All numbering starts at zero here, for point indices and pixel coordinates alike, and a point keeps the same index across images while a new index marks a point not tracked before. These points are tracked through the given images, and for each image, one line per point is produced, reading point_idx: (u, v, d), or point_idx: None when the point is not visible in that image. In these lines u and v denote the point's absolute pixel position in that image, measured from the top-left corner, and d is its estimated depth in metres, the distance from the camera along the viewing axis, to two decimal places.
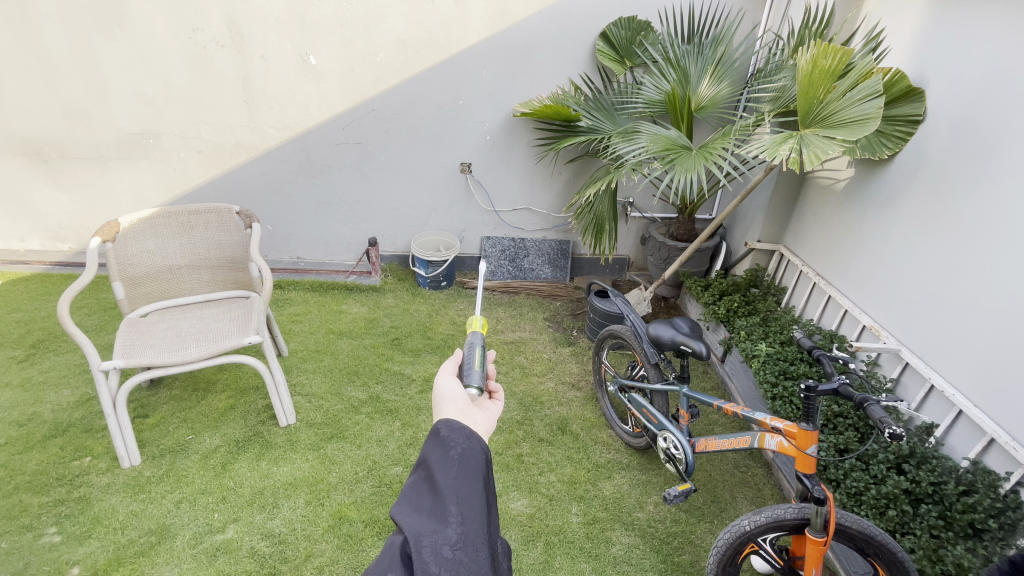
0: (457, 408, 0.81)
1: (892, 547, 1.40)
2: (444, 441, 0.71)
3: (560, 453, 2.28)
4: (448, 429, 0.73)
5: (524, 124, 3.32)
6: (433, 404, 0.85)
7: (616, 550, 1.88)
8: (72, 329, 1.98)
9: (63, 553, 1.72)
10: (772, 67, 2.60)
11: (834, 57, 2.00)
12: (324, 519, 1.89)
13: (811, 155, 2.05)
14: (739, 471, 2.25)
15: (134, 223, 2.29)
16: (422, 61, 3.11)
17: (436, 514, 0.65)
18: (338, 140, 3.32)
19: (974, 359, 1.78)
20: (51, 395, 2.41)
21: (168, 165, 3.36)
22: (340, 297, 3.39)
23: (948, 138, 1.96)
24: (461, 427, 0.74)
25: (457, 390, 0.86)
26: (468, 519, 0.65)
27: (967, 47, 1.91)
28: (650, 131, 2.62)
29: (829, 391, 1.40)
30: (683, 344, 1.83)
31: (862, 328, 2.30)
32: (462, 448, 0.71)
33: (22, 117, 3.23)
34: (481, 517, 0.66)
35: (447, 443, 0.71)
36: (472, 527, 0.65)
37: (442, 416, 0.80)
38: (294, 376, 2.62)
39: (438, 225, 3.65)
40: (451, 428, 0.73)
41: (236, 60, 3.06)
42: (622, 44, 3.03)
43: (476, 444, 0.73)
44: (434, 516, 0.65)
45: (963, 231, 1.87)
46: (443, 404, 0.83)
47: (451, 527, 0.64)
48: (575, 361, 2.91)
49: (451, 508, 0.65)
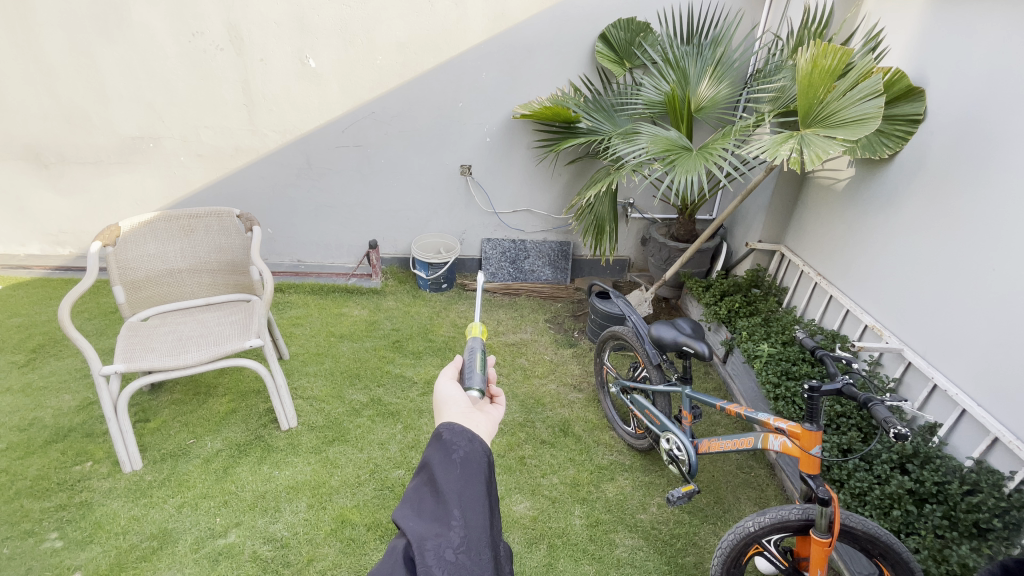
0: (459, 411, 0.81)
1: (897, 548, 1.39)
2: (446, 444, 0.71)
3: (563, 455, 2.28)
4: (450, 433, 0.72)
5: (524, 126, 3.32)
6: (434, 407, 0.84)
7: (619, 552, 1.87)
8: (74, 334, 1.97)
9: (64, 558, 1.71)
10: (771, 67, 2.60)
11: (834, 57, 2.01)
12: (327, 523, 1.89)
13: (811, 155, 2.05)
14: (742, 472, 2.25)
15: (135, 228, 2.29)
16: (422, 64, 3.11)
17: (438, 518, 0.65)
18: (338, 143, 3.32)
19: (978, 358, 1.77)
20: (52, 400, 2.40)
21: (168, 169, 3.37)
22: (341, 300, 3.39)
23: (949, 137, 1.95)
24: (463, 430, 0.73)
25: (458, 394, 0.86)
26: (472, 521, 0.65)
27: (967, 46, 1.91)
28: (650, 132, 2.62)
29: (833, 391, 1.39)
30: (685, 345, 1.82)
31: (864, 328, 2.30)
32: (464, 451, 0.71)
33: (22, 122, 3.23)
34: (484, 520, 0.66)
35: (449, 446, 0.71)
36: (476, 530, 0.65)
37: (443, 420, 0.80)
38: (296, 379, 2.62)
39: (439, 227, 3.65)
40: (453, 432, 0.73)
41: (236, 64, 3.07)
42: (622, 45, 3.04)
43: (478, 446, 0.72)
44: (436, 519, 0.65)
45: (965, 230, 1.86)
46: (444, 408, 0.83)
47: (454, 531, 0.64)
48: (577, 362, 2.90)
49: (454, 511, 0.65)
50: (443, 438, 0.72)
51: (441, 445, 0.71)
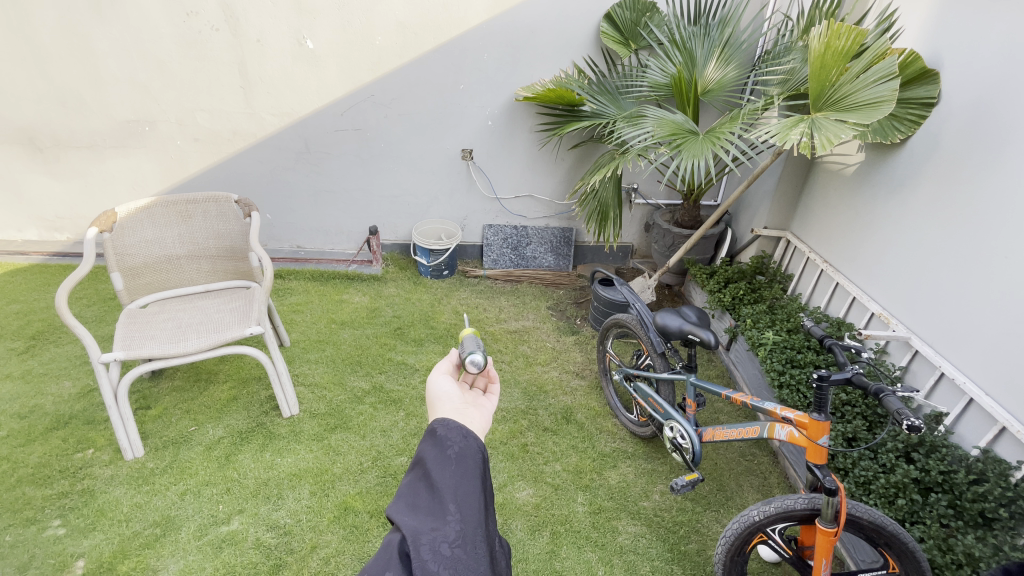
0: (453, 407, 0.79)
1: (903, 538, 1.39)
2: (441, 440, 0.70)
3: (565, 442, 2.27)
4: (444, 428, 0.71)
5: (526, 109, 3.26)
6: (427, 404, 0.82)
7: (622, 539, 1.87)
8: (72, 321, 1.94)
9: (67, 545, 1.71)
10: (780, 49, 2.54)
11: (848, 38, 1.97)
12: (330, 510, 1.89)
13: (823, 139, 2.00)
14: (745, 460, 2.24)
15: (131, 213, 2.25)
16: (422, 45, 3.04)
17: (433, 513, 0.63)
18: (337, 126, 3.26)
19: (986, 347, 1.75)
20: (52, 387, 2.39)
21: (165, 153, 3.31)
22: (342, 287, 3.36)
23: (963, 121, 1.90)
24: (457, 426, 0.72)
25: (452, 389, 0.84)
26: (468, 516, 0.63)
27: (984, 27, 1.85)
28: (655, 114, 2.56)
29: (842, 380, 1.37)
30: (690, 333, 1.80)
31: (870, 316, 2.27)
32: (459, 447, 0.69)
33: (15, 105, 3.17)
34: (480, 514, 0.64)
35: (444, 442, 0.70)
36: (472, 525, 0.63)
37: (437, 416, 0.78)
38: (297, 367, 2.60)
39: (439, 213, 3.61)
40: (448, 428, 0.72)
41: (232, 44, 2.99)
42: (627, 25, 2.95)
43: (472, 443, 0.71)
44: (432, 513, 0.63)
45: (978, 217, 1.83)
46: (439, 404, 0.81)
47: (450, 525, 0.62)
48: (580, 350, 2.88)
49: (450, 505, 0.63)
50: (437, 434, 0.71)
51: (436, 442, 0.70)
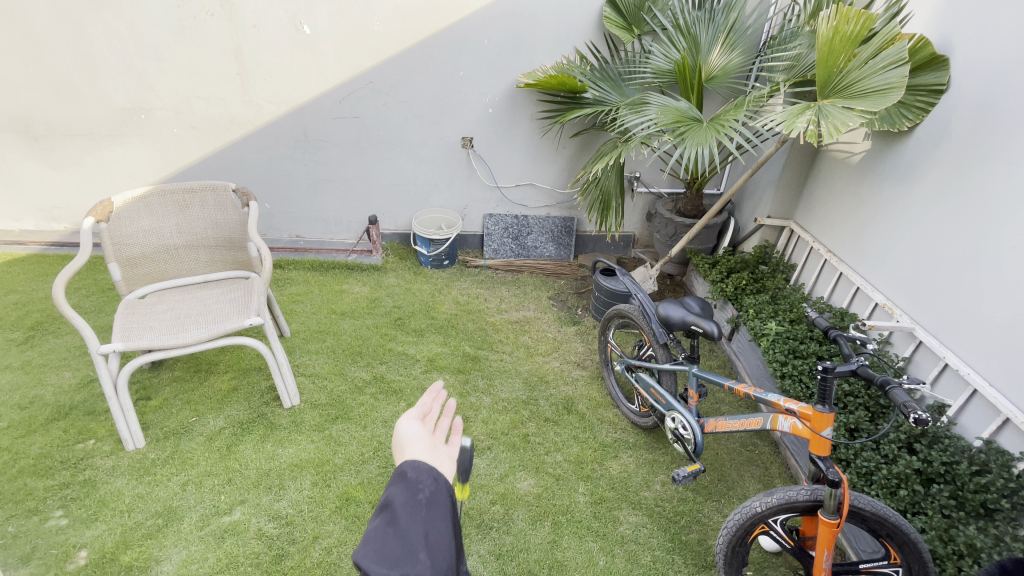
0: (421, 452, 0.78)
1: (905, 529, 1.39)
2: (412, 483, 0.70)
3: (567, 433, 2.27)
4: (416, 471, 0.71)
5: (527, 96, 3.21)
6: (392, 446, 0.80)
7: (623, 529, 1.88)
8: (70, 313, 1.92)
9: (70, 536, 1.71)
10: (787, 33, 2.49)
11: (857, 23, 1.92)
12: (332, 500, 1.89)
13: (830, 127, 1.97)
14: (746, 450, 2.24)
15: (128, 203, 2.22)
16: (421, 30, 2.98)
17: (404, 559, 0.63)
18: (335, 114, 3.22)
19: (992, 338, 1.74)
20: (52, 378, 2.39)
21: (161, 142, 3.27)
22: (341, 277, 3.34)
23: (973, 109, 1.87)
24: (428, 469, 0.73)
25: (419, 432, 0.82)
26: (438, 561, 0.65)
27: (997, 11, 1.80)
28: (659, 102, 2.51)
29: (848, 372, 1.36)
30: (693, 324, 1.78)
31: (874, 306, 2.26)
32: (430, 491, 0.70)
33: (8, 93, 3.12)
34: (448, 560, 0.66)
35: (416, 486, 0.70)
36: (440, 571, 0.65)
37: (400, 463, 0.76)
38: (297, 357, 2.59)
39: (439, 202, 3.57)
40: (418, 471, 0.72)
41: (227, 30, 2.94)
42: (630, 10, 2.87)
43: (442, 487, 0.72)
44: (403, 558, 0.63)
45: (985, 206, 1.80)
46: (405, 446, 0.79)
47: (423, 569, 0.63)
48: (581, 340, 2.87)
49: (422, 550, 0.64)
50: (408, 476, 0.71)
51: (406, 484, 0.70)
